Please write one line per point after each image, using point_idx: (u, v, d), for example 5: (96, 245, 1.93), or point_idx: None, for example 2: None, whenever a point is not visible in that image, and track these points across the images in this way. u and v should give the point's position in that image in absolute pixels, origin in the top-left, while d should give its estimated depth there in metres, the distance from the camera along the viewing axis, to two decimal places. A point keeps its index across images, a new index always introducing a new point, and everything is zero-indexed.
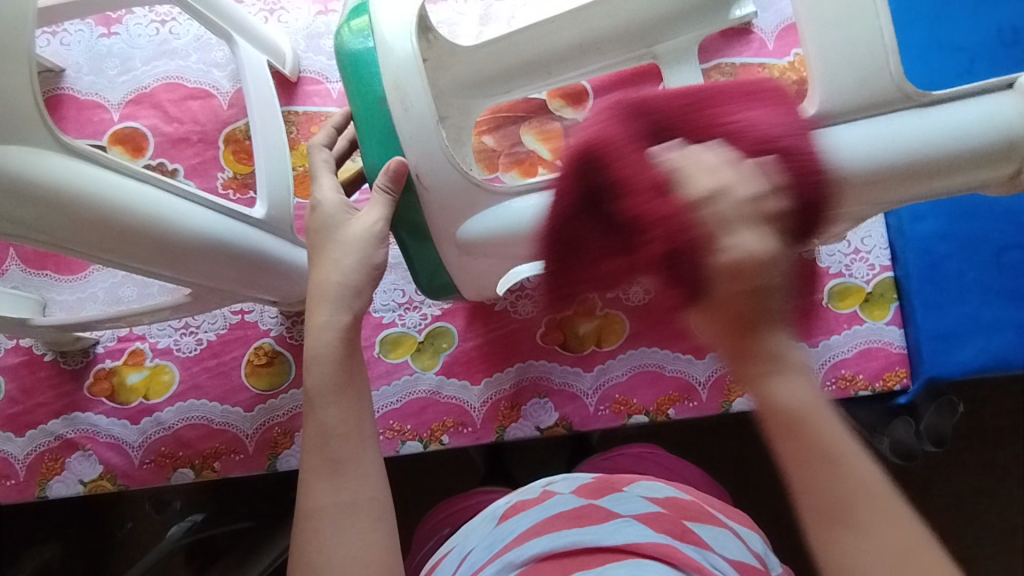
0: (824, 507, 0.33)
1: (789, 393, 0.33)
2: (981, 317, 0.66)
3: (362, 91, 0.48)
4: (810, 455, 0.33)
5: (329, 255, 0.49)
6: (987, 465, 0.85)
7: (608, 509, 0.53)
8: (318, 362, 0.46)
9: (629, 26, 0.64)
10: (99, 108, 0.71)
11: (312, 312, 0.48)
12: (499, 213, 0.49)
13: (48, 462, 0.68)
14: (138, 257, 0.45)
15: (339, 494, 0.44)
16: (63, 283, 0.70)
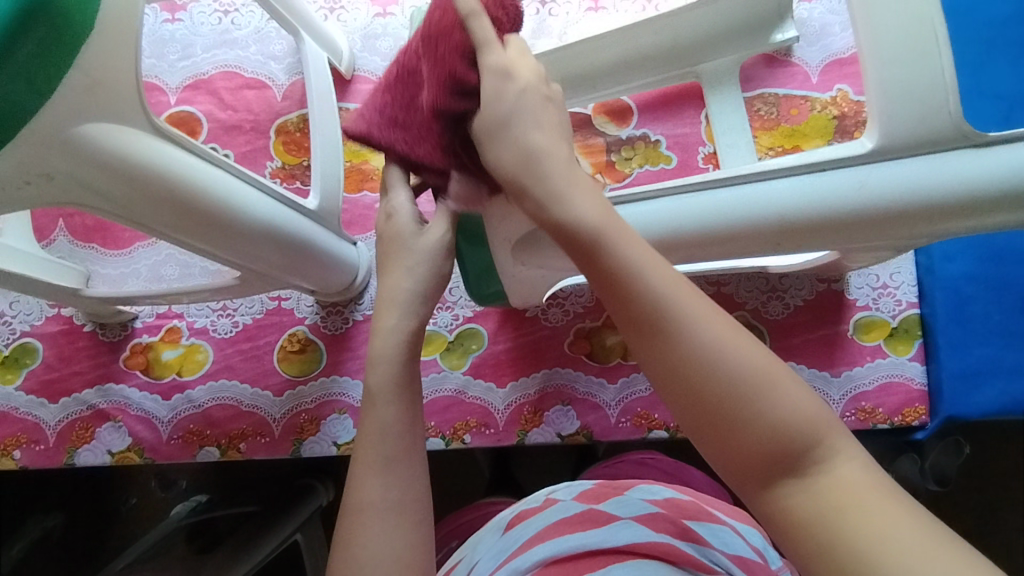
0: (676, 352, 0.34)
1: (616, 256, 0.36)
2: (1003, 360, 0.67)
3: None
4: (607, 281, 0.36)
5: (400, 262, 0.50)
6: (994, 508, 0.86)
7: (611, 513, 0.54)
8: (380, 364, 0.48)
9: (674, 45, 0.65)
10: (157, 90, 0.74)
11: (378, 317, 0.49)
12: None
13: (79, 430, 0.70)
14: (207, 240, 0.47)
15: (388, 488, 0.45)
16: (108, 257, 0.72)
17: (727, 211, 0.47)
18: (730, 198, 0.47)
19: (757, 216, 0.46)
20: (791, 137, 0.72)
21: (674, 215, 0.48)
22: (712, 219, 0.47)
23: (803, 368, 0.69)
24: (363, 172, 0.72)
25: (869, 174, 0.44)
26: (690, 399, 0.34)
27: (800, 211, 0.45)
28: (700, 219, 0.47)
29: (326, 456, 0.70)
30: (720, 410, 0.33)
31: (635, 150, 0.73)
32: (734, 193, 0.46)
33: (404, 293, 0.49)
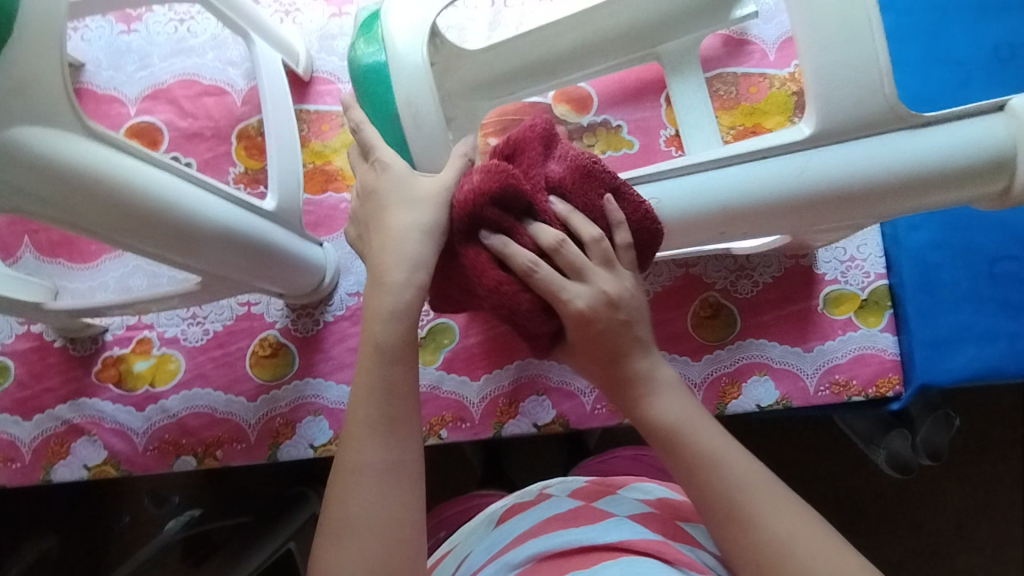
0: (722, 496, 0.43)
1: (667, 409, 0.46)
2: (973, 325, 0.67)
3: (374, 101, 0.51)
4: (675, 448, 0.45)
5: (402, 218, 0.46)
6: (982, 478, 0.86)
7: (603, 510, 0.53)
8: (386, 317, 0.44)
9: (633, 27, 0.66)
10: (116, 102, 0.74)
11: (384, 271, 0.45)
12: None
13: (54, 446, 0.70)
14: (157, 242, 0.47)
15: (390, 453, 0.43)
16: (75, 271, 0.72)
17: None
18: None
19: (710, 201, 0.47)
20: (752, 115, 0.72)
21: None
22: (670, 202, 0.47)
23: (775, 345, 0.69)
24: (325, 173, 0.72)
25: (810, 158, 0.45)
26: (735, 528, 0.42)
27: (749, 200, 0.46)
28: None
29: (303, 459, 0.70)
30: (754, 546, 0.42)
31: (596, 137, 0.73)
32: None
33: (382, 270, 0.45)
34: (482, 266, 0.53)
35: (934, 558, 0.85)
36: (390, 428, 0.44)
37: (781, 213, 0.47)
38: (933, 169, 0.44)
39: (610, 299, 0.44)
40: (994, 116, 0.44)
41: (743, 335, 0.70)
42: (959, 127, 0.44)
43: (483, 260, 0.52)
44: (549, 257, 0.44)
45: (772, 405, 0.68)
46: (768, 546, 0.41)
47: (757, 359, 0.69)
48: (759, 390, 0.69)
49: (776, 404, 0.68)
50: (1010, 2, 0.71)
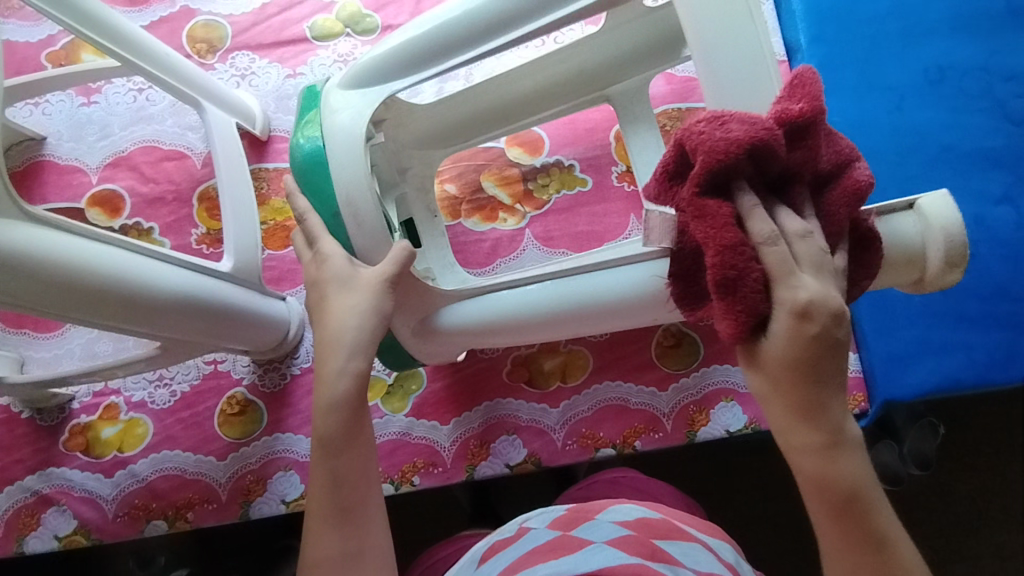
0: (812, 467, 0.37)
1: (849, 469, 0.37)
2: (929, 339, 0.68)
3: (316, 194, 0.52)
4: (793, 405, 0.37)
5: (344, 296, 0.51)
6: (982, 488, 0.83)
7: (583, 538, 0.51)
8: (328, 411, 0.49)
9: (583, 68, 0.64)
10: (78, 171, 0.75)
11: (322, 363, 0.50)
12: (457, 308, 0.58)
13: (24, 518, 0.69)
14: (113, 315, 0.48)
15: (347, 543, 0.47)
16: (40, 341, 0.72)
17: (546, 301, 0.55)
18: (538, 290, 0.56)
19: (634, 295, 0.53)
20: None
21: (556, 296, 0.55)
22: (600, 298, 0.54)
23: (740, 370, 0.70)
24: (286, 228, 0.73)
25: None
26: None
27: (668, 288, 0.52)
28: (508, 309, 0.56)
29: (275, 515, 0.69)
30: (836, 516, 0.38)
31: (550, 176, 0.75)
32: (542, 285, 0.55)
33: (340, 336, 0.50)
34: (430, 342, 0.61)
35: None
36: (345, 518, 0.48)
37: None
38: None
39: (802, 311, 0.35)
40: (905, 214, 0.47)
41: (707, 362, 0.70)
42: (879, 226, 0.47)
43: (438, 334, 0.59)
44: (749, 227, 0.36)
45: (741, 430, 0.69)
46: (867, 512, 0.37)
47: (722, 385, 0.70)
48: (727, 415, 0.69)
49: (745, 428, 0.69)
50: (935, 27, 0.74)
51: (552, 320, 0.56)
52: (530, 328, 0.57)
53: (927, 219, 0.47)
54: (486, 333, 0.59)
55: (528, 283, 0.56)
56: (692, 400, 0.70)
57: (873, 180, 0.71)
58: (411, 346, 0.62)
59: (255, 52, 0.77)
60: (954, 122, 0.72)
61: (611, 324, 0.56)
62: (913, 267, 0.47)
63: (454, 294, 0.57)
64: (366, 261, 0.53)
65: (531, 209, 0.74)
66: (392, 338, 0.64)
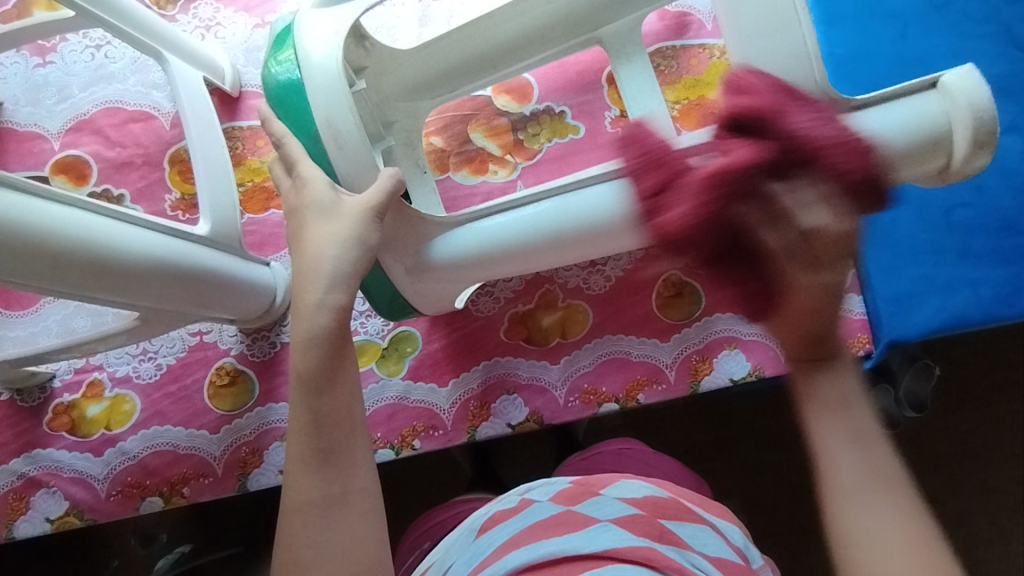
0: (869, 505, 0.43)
1: (830, 389, 0.47)
2: (935, 276, 0.67)
3: (293, 118, 0.49)
4: (851, 445, 0.45)
5: (326, 234, 0.48)
6: (983, 423, 0.83)
7: (587, 514, 0.49)
8: (307, 346, 0.46)
9: (573, 11, 0.60)
10: (39, 138, 0.70)
11: (301, 296, 0.47)
12: (452, 240, 0.55)
13: (13, 501, 0.67)
14: (76, 282, 0.45)
15: (328, 487, 0.45)
16: (14, 318, 0.69)
17: (541, 226, 0.53)
18: (529, 217, 0.53)
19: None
20: (695, 88, 0.70)
21: (580, 216, 0.52)
22: (628, 211, 0.50)
23: (742, 317, 0.68)
24: (266, 190, 0.70)
25: None
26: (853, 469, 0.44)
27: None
28: (505, 237, 0.54)
29: (274, 486, 0.68)
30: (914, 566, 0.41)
31: (540, 125, 0.71)
32: (532, 213, 0.53)
33: (318, 267, 0.47)
34: (426, 283, 0.58)
35: (941, 514, 0.82)
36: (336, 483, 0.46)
37: None
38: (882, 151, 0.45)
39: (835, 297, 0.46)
40: (926, 95, 0.46)
41: (709, 311, 0.69)
42: (890, 111, 0.45)
43: (430, 274, 0.57)
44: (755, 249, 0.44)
45: (746, 377, 0.67)
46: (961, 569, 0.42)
47: (725, 333, 0.68)
48: (731, 363, 0.68)
49: (750, 375, 0.67)
50: None
51: (558, 240, 0.53)
52: (527, 255, 0.55)
53: (951, 95, 0.45)
54: (483, 265, 0.56)
55: (520, 208, 0.54)
56: (695, 349, 0.68)
57: None
58: (405, 288, 0.59)
59: (219, 1, 0.72)
60: (959, 49, 0.69)
61: (637, 236, 0.53)
62: (936, 150, 0.46)
63: (450, 221, 0.55)
64: (350, 188, 0.50)
65: (521, 160, 0.71)
66: (387, 288, 0.61)
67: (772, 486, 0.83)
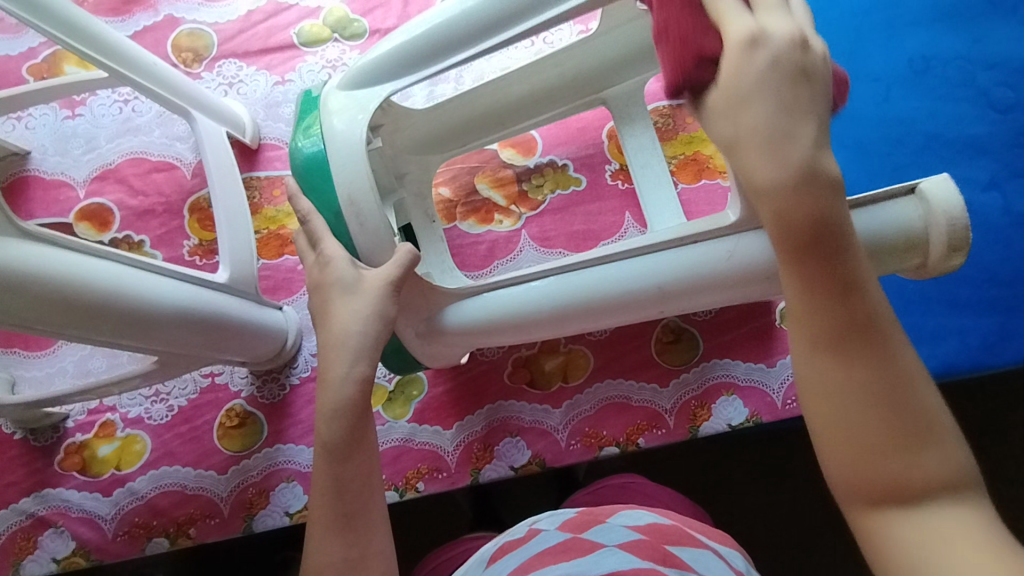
0: (815, 343, 0.38)
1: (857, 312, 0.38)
2: (924, 326, 0.69)
3: (317, 191, 0.52)
4: (851, 371, 0.37)
5: (347, 304, 0.51)
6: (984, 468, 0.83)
7: (592, 540, 0.51)
8: (333, 417, 0.49)
9: (575, 73, 0.64)
10: (65, 186, 0.74)
11: (328, 368, 0.50)
12: (462, 310, 0.57)
13: (20, 541, 0.68)
14: (103, 330, 0.47)
15: (349, 549, 0.48)
16: (31, 359, 0.71)
17: (549, 302, 0.56)
18: (539, 292, 0.56)
19: (637, 286, 0.54)
20: (690, 144, 0.74)
21: (560, 293, 0.55)
22: (606, 291, 0.54)
23: (739, 363, 0.70)
24: (280, 237, 0.73)
25: (734, 244, 0.51)
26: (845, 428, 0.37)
27: (674, 279, 0.53)
28: (512, 310, 0.56)
29: (279, 527, 0.69)
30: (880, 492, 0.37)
31: (544, 177, 0.75)
32: (542, 289, 0.56)
33: (345, 340, 0.50)
34: (434, 345, 0.61)
35: None
36: (348, 527, 0.48)
37: (706, 286, 0.53)
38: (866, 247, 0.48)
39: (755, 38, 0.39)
40: (906, 200, 0.49)
41: (706, 357, 0.71)
42: (876, 211, 0.48)
43: (436, 337, 0.59)
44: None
45: (743, 423, 0.69)
46: (920, 496, 0.37)
47: (723, 379, 0.70)
48: (728, 409, 0.69)
49: (747, 421, 0.69)
50: (919, 18, 0.75)
51: (556, 318, 0.56)
52: (534, 326, 0.57)
53: (929, 204, 0.48)
54: (491, 333, 0.58)
55: (531, 282, 0.56)
56: (694, 395, 0.70)
57: (860, 172, 0.72)
58: (416, 348, 0.61)
59: (242, 60, 0.77)
60: (939, 110, 0.73)
61: (615, 319, 0.57)
62: (916, 251, 0.48)
63: (460, 291, 0.57)
64: (369, 262, 0.53)
65: (526, 210, 0.74)
66: (397, 342, 0.63)
67: (772, 528, 0.83)
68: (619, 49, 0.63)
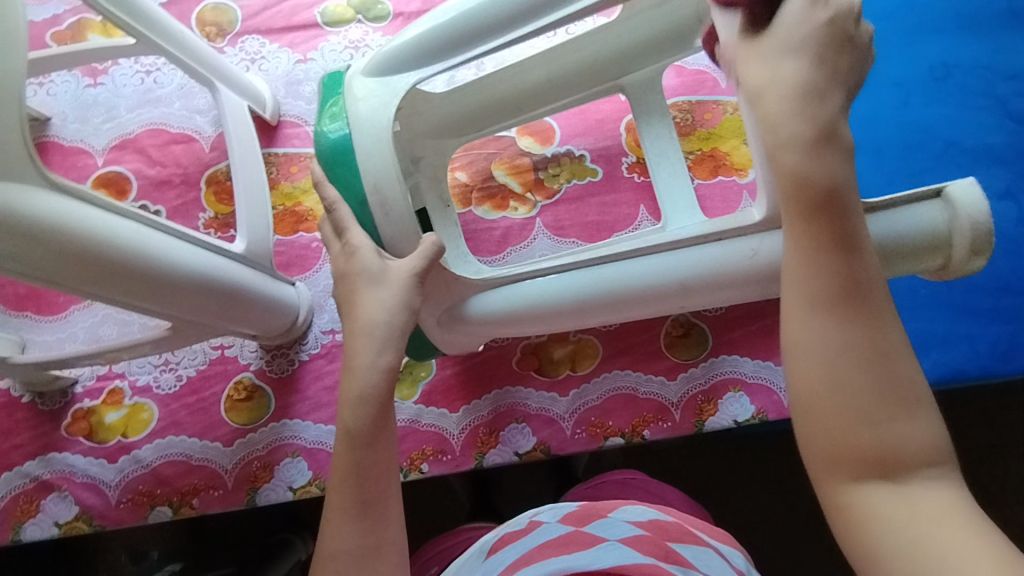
0: (811, 310, 0.39)
1: (847, 275, 0.39)
2: (934, 330, 0.69)
3: (342, 178, 0.53)
4: (846, 346, 0.38)
5: (363, 292, 0.52)
6: (987, 480, 0.83)
7: (595, 534, 0.51)
8: (356, 403, 0.50)
9: (596, 62, 0.64)
10: (84, 153, 0.74)
11: (353, 357, 0.51)
12: (485, 299, 0.58)
13: (23, 504, 0.68)
14: (122, 290, 0.47)
15: (365, 537, 0.48)
16: (42, 324, 0.71)
17: (571, 294, 0.56)
18: (564, 282, 0.56)
19: (657, 281, 0.54)
20: (707, 140, 0.74)
21: (583, 284, 0.56)
22: (628, 285, 0.55)
23: (747, 360, 0.70)
24: (296, 214, 0.73)
25: (760, 243, 0.51)
26: (834, 401, 0.37)
27: (691, 276, 0.53)
28: (535, 300, 0.57)
29: (282, 502, 0.69)
30: (857, 456, 0.37)
31: (561, 166, 0.75)
32: (566, 279, 0.56)
33: (371, 330, 0.51)
34: (455, 333, 0.61)
35: None
36: (364, 514, 0.49)
37: (722, 282, 0.53)
38: (888, 246, 0.49)
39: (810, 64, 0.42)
40: (932, 202, 0.50)
41: (715, 352, 0.71)
42: (898, 214, 0.50)
43: (459, 326, 0.60)
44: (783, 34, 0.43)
45: (749, 420, 0.69)
46: (905, 468, 0.37)
47: (730, 375, 0.70)
48: (735, 405, 0.70)
49: (753, 418, 0.69)
50: (941, 25, 0.76)
51: (580, 309, 0.57)
52: (557, 316, 0.58)
53: (954, 206, 0.49)
54: (513, 323, 0.59)
55: (556, 272, 0.56)
56: (701, 390, 0.70)
57: (876, 174, 0.73)
58: (436, 337, 0.62)
59: (265, 37, 0.77)
60: (957, 117, 0.73)
61: (637, 311, 0.57)
62: (937, 251, 0.50)
63: (482, 283, 0.57)
64: (394, 252, 0.53)
65: (542, 198, 0.74)
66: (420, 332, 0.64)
67: (771, 527, 0.83)
68: (642, 39, 0.63)
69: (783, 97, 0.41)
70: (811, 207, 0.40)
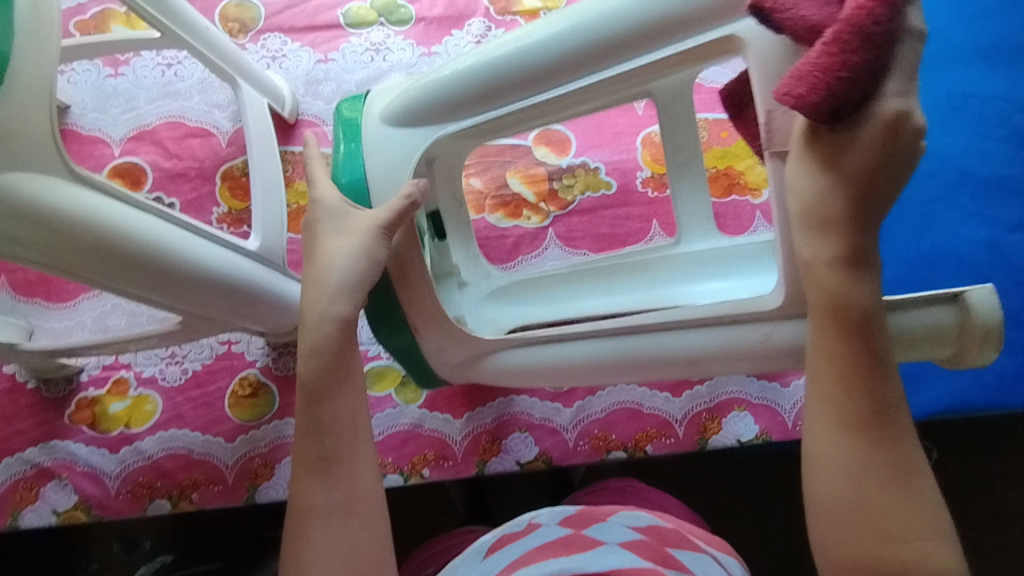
0: (836, 427, 0.43)
1: (874, 400, 0.42)
2: None
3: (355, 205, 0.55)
4: (866, 463, 0.42)
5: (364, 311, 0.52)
6: (986, 511, 0.82)
7: (594, 537, 0.51)
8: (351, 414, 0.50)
9: None
10: (101, 143, 0.74)
11: (350, 369, 0.50)
12: (495, 359, 0.60)
13: (22, 491, 0.68)
14: (135, 283, 0.47)
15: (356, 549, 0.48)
16: (51, 310, 0.71)
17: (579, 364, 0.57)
18: (574, 354, 0.57)
19: (669, 355, 0.54)
20: (723, 158, 0.74)
21: (594, 355, 0.56)
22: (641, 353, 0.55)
23: (753, 380, 0.70)
24: None
25: (774, 330, 0.51)
26: (848, 516, 0.42)
27: (701, 352, 0.54)
28: (545, 364, 0.58)
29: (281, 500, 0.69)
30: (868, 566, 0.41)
31: (575, 177, 0.75)
32: (576, 351, 0.57)
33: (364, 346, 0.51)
34: (464, 373, 0.63)
35: None
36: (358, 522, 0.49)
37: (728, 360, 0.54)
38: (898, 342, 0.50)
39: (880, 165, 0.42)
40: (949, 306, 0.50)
41: None
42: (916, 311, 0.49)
43: (467, 371, 0.62)
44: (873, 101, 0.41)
45: (752, 440, 0.69)
46: None
47: (735, 394, 0.70)
48: (739, 424, 0.70)
49: (757, 438, 0.69)
50: (959, 55, 0.76)
51: (589, 374, 0.58)
52: (566, 379, 0.59)
53: (969, 312, 0.49)
54: (521, 380, 0.61)
55: (567, 341, 0.57)
56: (705, 407, 0.70)
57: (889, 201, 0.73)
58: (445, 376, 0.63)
59: (287, 35, 0.77)
60: (972, 146, 0.74)
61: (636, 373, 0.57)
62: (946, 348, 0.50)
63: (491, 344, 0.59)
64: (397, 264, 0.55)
65: (555, 209, 0.75)
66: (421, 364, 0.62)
67: (767, 547, 0.83)
68: None
69: (834, 215, 0.43)
70: (843, 331, 0.43)
